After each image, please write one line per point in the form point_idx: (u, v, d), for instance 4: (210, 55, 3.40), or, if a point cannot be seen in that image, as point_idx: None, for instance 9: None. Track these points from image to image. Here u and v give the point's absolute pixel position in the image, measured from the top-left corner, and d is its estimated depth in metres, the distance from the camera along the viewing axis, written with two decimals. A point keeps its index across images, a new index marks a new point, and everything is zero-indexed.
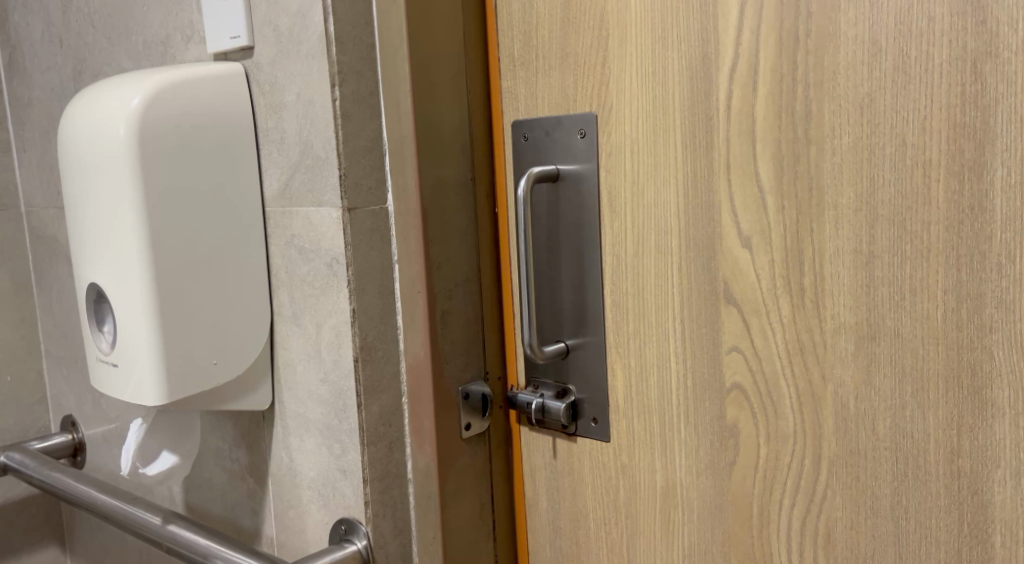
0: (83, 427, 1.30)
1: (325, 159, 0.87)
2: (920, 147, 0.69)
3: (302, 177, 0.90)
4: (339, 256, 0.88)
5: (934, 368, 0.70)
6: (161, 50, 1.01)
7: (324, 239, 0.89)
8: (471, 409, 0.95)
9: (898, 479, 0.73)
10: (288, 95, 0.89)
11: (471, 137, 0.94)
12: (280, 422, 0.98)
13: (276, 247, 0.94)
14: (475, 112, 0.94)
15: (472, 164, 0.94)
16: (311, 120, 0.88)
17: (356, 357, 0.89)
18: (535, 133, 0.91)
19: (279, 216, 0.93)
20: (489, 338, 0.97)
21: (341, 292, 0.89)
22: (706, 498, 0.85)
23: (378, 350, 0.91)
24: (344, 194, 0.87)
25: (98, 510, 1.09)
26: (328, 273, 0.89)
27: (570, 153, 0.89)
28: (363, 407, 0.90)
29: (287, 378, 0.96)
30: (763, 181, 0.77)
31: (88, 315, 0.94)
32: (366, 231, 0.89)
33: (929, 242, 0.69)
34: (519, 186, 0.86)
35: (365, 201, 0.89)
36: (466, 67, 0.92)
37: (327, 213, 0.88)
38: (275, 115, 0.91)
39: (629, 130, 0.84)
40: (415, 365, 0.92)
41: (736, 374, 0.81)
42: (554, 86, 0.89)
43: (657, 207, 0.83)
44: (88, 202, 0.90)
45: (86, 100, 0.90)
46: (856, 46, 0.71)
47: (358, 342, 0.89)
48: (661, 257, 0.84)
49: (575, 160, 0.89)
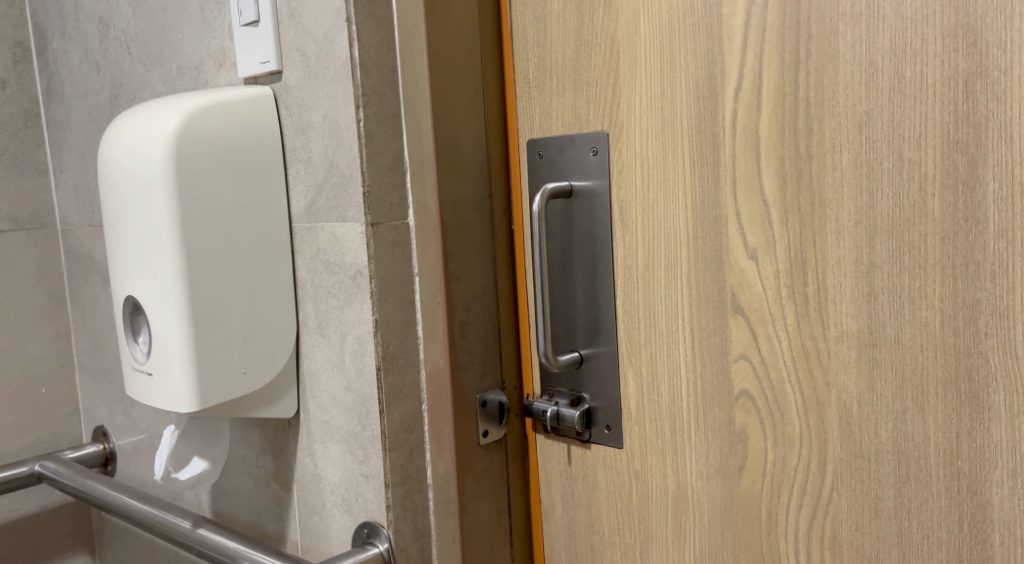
0: (114, 437, 1.35)
1: (350, 176, 0.91)
2: (916, 162, 0.72)
3: (327, 194, 0.94)
4: (362, 269, 0.92)
5: (933, 373, 0.73)
6: (194, 75, 1.06)
7: (348, 252, 0.93)
8: (488, 416, 0.99)
9: (900, 482, 0.76)
10: (315, 116, 0.94)
11: (488, 156, 0.98)
12: (305, 429, 1.02)
13: (302, 261, 0.99)
14: (492, 132, 0.98)
15: (489, 181, 0.98)
16: (337, 140, 0.92)
17: (379, 366, 0.93)
18: (550, 152, 0.95)
19: (306, 231, 0.98)
20: (506, 348, 1.01)
21: (364, 303, 0.93)
22: (716, 502, 0.88)
23: (400, 360, 0.94)
24: (367, 210, 0.91)
25: (130, 516, 1.13)
26: (352, 285, 0.94)
27: (583, 170, 0.93)
28: (385, 414, 0.93)
29: (312, 387, 1.00)
30: (768, 195, 0.80)
31: (125, 326, 0.99)
32: (388, 245, 0.93)
33: (927, 252, 0.72)
34: (534, 203, 0.90)
35: (388, 216, 0.93)
36: (483, 89, 0.97)
37: (352, 228, 0.92)
38: (302, 135, 0.96)
39: (638, 149, 0.88)
40: (435, 374, 0.96)
41: (743, 381, 0.84)
42: (568, 107, 0.93)
43: (666, 221, 0.87)
44: (127, 218, 0.94)
45: (124, 123, 0.95)
46: (854, 67, 0.74)
47: (380, 352, 0.93)
48: (671, 269, 0.87)
49: (587, 177, 0.93)
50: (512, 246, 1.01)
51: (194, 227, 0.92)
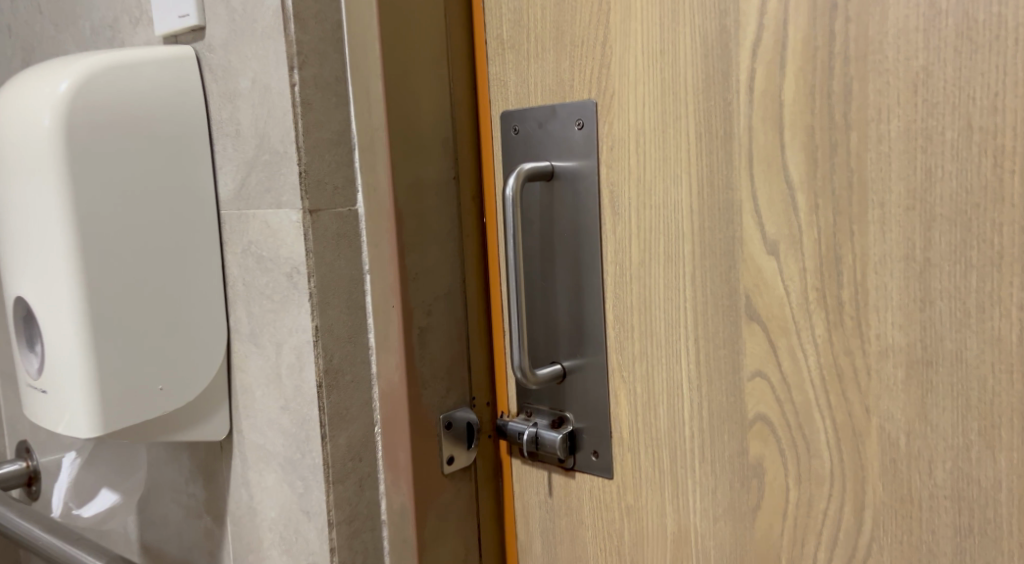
0: (37, 454, 1.20)
1: (284, 153, 0.76)
2: (989, 130, 0.57)
3: (259, 175, 0.79)
4: (299, 265, 0.77)
5: (1006, 400, 0.58)
6: (109, 35, 0.90)
7: (283, 246, 0.78)
8: (454, 440, 0.84)
9: (959, 534, 0.61)
10: (243, 81, 0.78)
11: (454, 131, 0.82)
12: (238, 454, 0.86)
13: (233, 256, 0.83)
14: (459, 101, 0.82)
15: (456, 161, 0.82)
16: (268, 109, 0.77)
17: (320, 382, 0.77)
18: (527, 125, 0.80)
19: (235, 220, 0.82)
20: (476, 359, 0.86)
21: (302, 307, 0.77)
22: (726, 549, 0.72)
23: (346, 374, 0.79)
24: (304, 194, 0.76)
25: (39, 551, 0.97)
26: (288, 285, 0.78)
27: (566, 147, 0.78)
28: (327, 440, 0.78)
29: (245, 405, 0.85)
30: (793, 175, 0.65)
31: (17, 333, 0.83)
32: (331, 237, 0.77)
33: (1001, 246, 0.57)
34: (509, 182, 0.75)
35: (330, 202, 0.77)
36: (448, 49, 0.81)
37: (287, 216, 0.77)
38: (229, 104, 0.80)
39: (632, 119, 0.73)
40: (389, 391, 0.80)
41: (760, 403, 0.68)
42: (547, 70, 0.78)
43: (667, 208, 0.72)
44: (14, 203, 0.78)
45: (11, 89, 0.79)
46: (909, 11, 0.59)
47: (321, 366, 0.77)
48: (671, 266, 0.72)
49: (570, 156, 0.77)
50: (484, 239, 0.85)
51: (93, 214, 0.76)
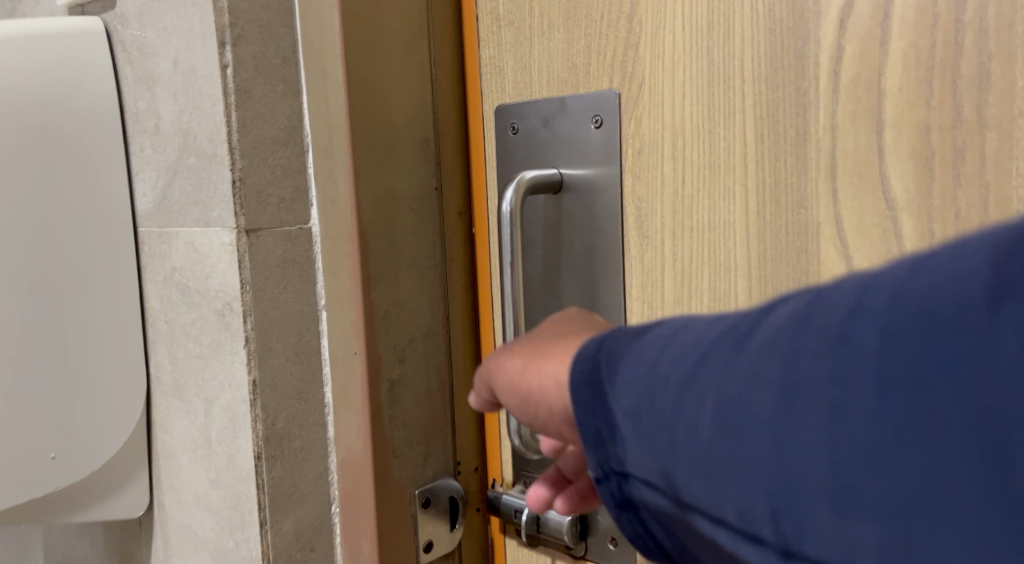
0: None
1: (213, 155, 0.58)
2: None
3: (183, 183, 0.61)
4: (232, 301, 0.59)
5: None
6: (9, 8, 0.74)
7: (213, 275, 0.60)
8: (434, 520, 0.66)
9: None
10: (162, 62, 0.60)
11: (435, 129, 0.65)
12: (162, 532, 0.69)
13: (153, 286, 0.65)
14: (441, 91, 0.65)
15: (438, 168, 0.65)
16: (193, 98, 0.59)
17: (258, 453, 0.60)
18: (529, 122, 0.62)
19: (156, 240, 0.64)
20: (462, 415, 0.68)
21: (236, 356, 0.60)
22: None
23: (294, 441, 0.62)
24: (239, 209, 0.58)
25: None
26: (219, 325, 0.60)
27: (578, 151, 0.60)
28: (268, 528, 0.61)
29: (170, 474, 0.67)
30: (896, 189, 0.48)
31: None
32: (274, 264, 0.60)
33: None
34: (506, 194, 0.58)
35: (273, 218, 0.60)
36: (428, 26, 0.64)
37: (217, 237, 0.59)
38: (147, 92, 0.62)
39: (667, 114, 0.56)
40: (349, 461, 0.63)
41: None
42: (555, 51, 0.60)
43: (715, 231, 0.55)
44: None
45: None
46: None
47: (260, 432, 0.60)
48: (720, 306, 0.55)
49: (584, 162, 0.60)
50: (472, 265, 0.68)
51: None
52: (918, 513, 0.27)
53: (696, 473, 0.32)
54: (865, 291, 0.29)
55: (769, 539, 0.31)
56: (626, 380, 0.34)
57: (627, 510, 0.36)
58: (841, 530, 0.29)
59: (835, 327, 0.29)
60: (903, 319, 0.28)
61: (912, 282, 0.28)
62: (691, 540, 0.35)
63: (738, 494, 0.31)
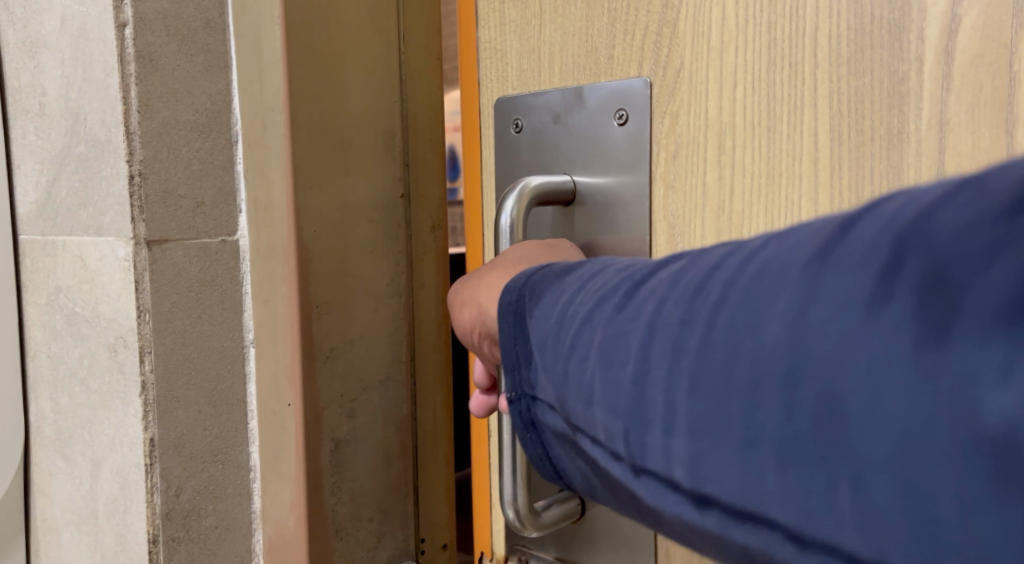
0: None
1: (106, 143, 0.44)
2: None
3: (71, 178, 0.47)
4: (127, 334, 0.45)
5: None
6: None
7: (103, 300, 0.46)
8: None
9: None
10: (49, 22, 0.47)
11: (403, 121, 0.51)
12: None
13: (35, 311, 0.51)
14: (413, 73, 0.52)
15: (405, 171, 0.52)
16: (83, 67, 0.45)
17: (155, 535, 0.46)
18: (530, 116, 0.44)
19: (40, 252, 0.50)
20: (431, 478, 0.55)
21: (130, 407, 0.45)
22: None
23: (204, 517, 0.47)
24: (137, 214, 0.44)
25: None
26: (111, 365, 0.46)
27: (590, 158, 0.42)
28: None
29: (53, 551, 0.53)
30: None
31: None
32: (186, 287, 0.46)
33: None
34: (505, 202, 0.40)
35: (185, 227, 0.46)
36: None
37: (110, 250, 0.45)
38: (31, 61, 0.49)
39: (711, 107, 0.38)
40: (280, 542, 0.49)
41: None
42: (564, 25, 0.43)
43: None
44: None
45: None
46: None
47: (159, 508, 0.45)
48: None
49: (597, 173, 0.42)
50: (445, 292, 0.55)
51: None
52: (951, 533, 0.19)
53: (575, 390, 0.27)
54: (794, 227, 0.23)
55: (619, 457, 0.26)
56: (543, 309, 0.29)
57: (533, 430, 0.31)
58: (663, 452, 0.24)
59: (753, 293, 0.23)
60: (770, 270, 0.23)
61: (826, 225, 0.22)
62: (586, 475, 0.29)
63: (596, 404, 0.26)
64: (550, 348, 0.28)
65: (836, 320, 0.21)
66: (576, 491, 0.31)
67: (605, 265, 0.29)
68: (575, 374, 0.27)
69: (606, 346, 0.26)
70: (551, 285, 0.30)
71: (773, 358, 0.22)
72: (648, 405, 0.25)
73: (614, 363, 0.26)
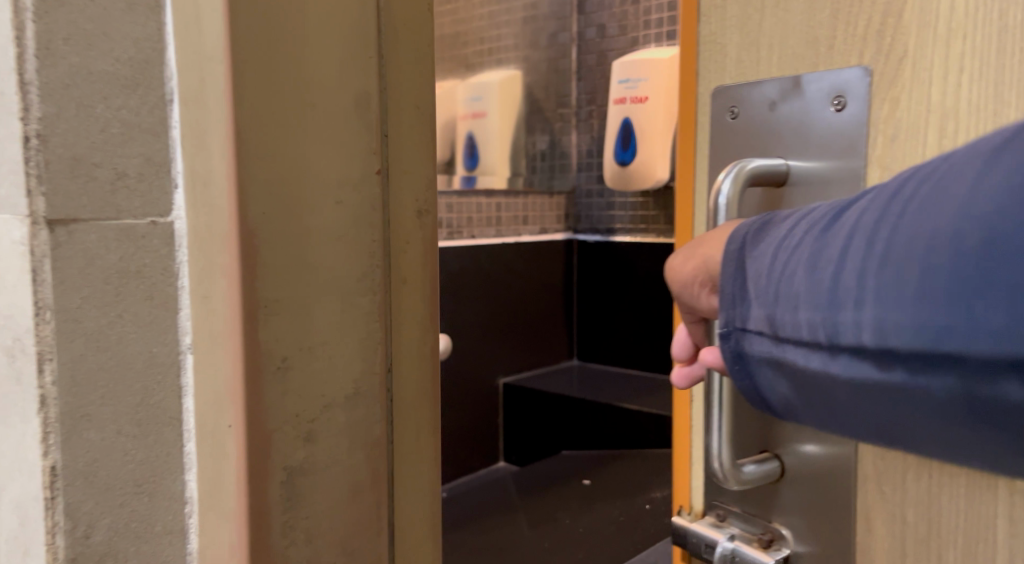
0: None
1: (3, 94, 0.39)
2: None
3: None
4: (25, 323, 0.39)
5: None
6: None
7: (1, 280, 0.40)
8: None
9: None
10: None
11: (376, 92, 0.44)
12: None
13: None
14: (388, 37, 0.45)
15: (378, 152, 0.45)
16: None
17: (55, 559, 0.40)
18: (752, 111, 0.70)
19: None
20: (415, 494, 0.48)
21: (28, 407, 0.40)
22: None
23: (119, 544, 0.41)
24: (35, 178, 0.38)
25: None
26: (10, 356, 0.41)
27: (806, 143, 0.67)
28: None
29: None
30: None
31: None
32: (102, 273, 0.40)
33: None
34: None
35: (101, 201, 0.40)
36: None
37: (7, 222, 0.39)
38: None
39: (934, 98, 0.59)
40: None
41: None
42: (798, 28, 0.66)
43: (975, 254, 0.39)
44: None
45: None
46: None
47: (61, 528, 0.40)
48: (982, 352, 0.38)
49: (815, 156, 0.66)
50: (433, 289, 0.49)
51: None
52: None
53: (784, 310, 0.49)
54: (943, 172, 0.42)
55: (825, 338, 0.47)
56: (757, 264, 0.53)
57: (739, 360, 0.54)
58: (860, 321, 0.45)
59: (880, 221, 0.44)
60: (889, 210, 0.44)
61: (969, 166, 0.41)
62: (786, 381, 0.51)
63: (802, 312, 0.48)
64: (761, 277, 0.51)
65: (994, 207, 0.39)
66: (788, 387, 0.51)
67: (803, 214, 0.51)
68: (768, 287, 0.51)
69: (810, 269, 0.48)
70: (759, 237, 0.53)
71: (936, 241, 0.41)
72: (844, 287, 0.45)
73: (820, 277, 0.47)
